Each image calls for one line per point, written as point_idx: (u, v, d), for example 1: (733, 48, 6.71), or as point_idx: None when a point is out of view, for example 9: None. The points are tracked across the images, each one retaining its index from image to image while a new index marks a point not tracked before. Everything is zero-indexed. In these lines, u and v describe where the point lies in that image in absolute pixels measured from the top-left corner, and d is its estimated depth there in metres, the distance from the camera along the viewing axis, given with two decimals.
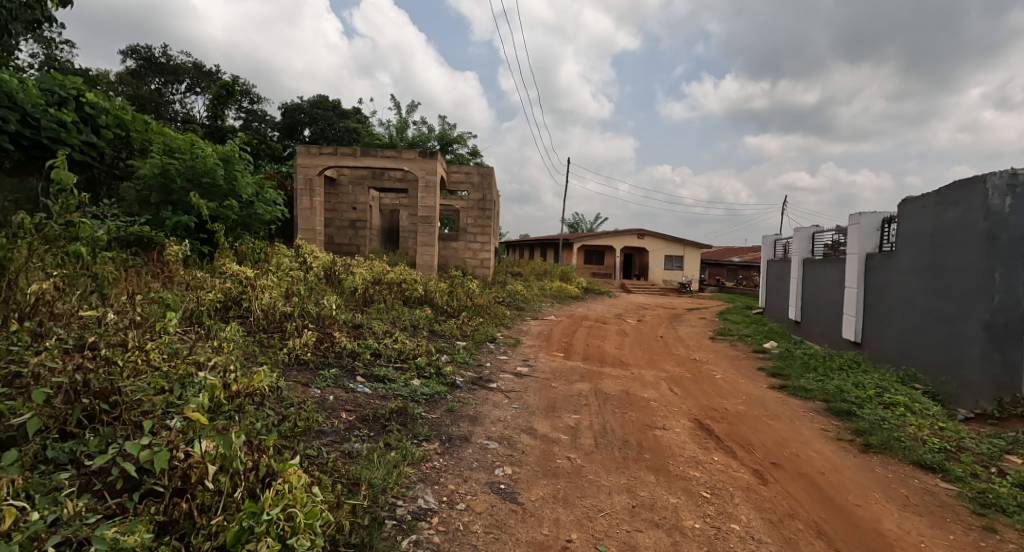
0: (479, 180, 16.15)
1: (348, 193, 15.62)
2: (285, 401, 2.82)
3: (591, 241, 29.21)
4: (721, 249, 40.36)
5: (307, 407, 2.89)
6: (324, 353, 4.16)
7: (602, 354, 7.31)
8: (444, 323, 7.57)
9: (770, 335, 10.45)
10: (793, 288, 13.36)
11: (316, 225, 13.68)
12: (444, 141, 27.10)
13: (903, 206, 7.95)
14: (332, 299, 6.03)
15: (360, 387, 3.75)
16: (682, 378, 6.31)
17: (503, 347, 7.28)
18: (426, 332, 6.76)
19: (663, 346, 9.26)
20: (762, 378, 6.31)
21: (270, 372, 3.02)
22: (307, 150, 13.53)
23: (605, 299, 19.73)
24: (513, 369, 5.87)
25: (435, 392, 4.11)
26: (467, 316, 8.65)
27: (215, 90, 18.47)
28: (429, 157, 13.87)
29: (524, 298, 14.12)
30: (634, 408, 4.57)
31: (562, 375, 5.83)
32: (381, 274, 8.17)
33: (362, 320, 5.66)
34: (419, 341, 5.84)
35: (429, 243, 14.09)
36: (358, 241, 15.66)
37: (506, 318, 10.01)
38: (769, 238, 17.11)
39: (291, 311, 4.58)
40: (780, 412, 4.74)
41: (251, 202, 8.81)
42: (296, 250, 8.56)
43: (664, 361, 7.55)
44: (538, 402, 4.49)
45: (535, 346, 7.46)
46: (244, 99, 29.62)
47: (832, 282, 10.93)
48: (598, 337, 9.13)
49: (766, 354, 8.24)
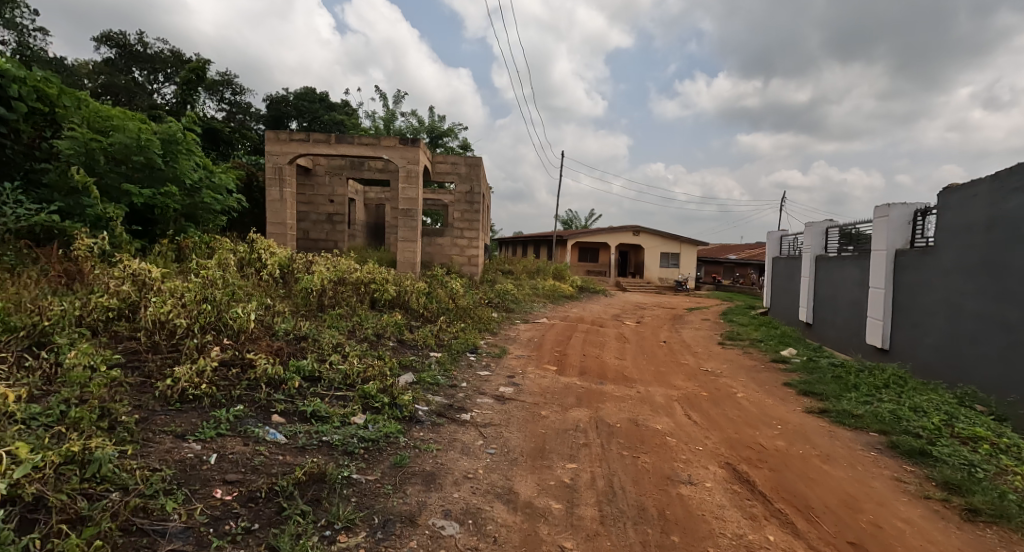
0: (467, 171, 15.00)
1: (324, 184, 14.48)
2: (93, 485, 1.79)
3: (586, 237, 28.20)
4: (717, 247, 39.50)
5: (141, 493, 1.84)
6: (232, 382, 3.05)
7: (601, 367, 6.27)
8: (417, 331, 6.50)
9: (785, 341, 9.43)
10: (805, 288, 12.39)
11: (287, 218, 12.54)
12: (432, 133, 26.00)
13: (944, 195, 6.98)
14: (272, 305, 4.94)
15: (269, 434, 2.66)
16: (698, 399, 5.26)
17: (485, 360, 6.21)
18: (393, 343, 5.68)
19: (670, 355, 8.22)
20: (793, 398, 5.28)
21: (90, 436, 1.98)
22: (276, 136, 12.35)
23: (601, 299, 18.69)
24: (495, 390, 4.80)
25: (379, 436, 3.02)
26: (446, 321, 7.58)
27: (185, 75, 17.26)
28: (411, 144, 12.75)
29: (514, 298, 13.08)
30: (646, 449, 3.51)
31: (554, 397, 4.78)
32: (346, 271, 7.07)
33: (306, 331, 4.57)
34: (379, 358, 4.76)
35: (411, 239, 12.99)
36: (336, 237, 14.54)
37: (493, 321, 8.96)
38: (774, 233, 16.16)
39: (196, 319, 3.43)
40: (833, 451, 3.70)
41: (198, 188, 7.68)
42: (249, 245, 7.47)
43: (673, 375, 6.50)
44: (522, 444, 3.41)
45: (523, 358, 6.41)
46: (226, 89, 28.34)
47: (851, 281, 9.92)
48: (596, 344, 8.10)
49: (788, 365, 7.23)
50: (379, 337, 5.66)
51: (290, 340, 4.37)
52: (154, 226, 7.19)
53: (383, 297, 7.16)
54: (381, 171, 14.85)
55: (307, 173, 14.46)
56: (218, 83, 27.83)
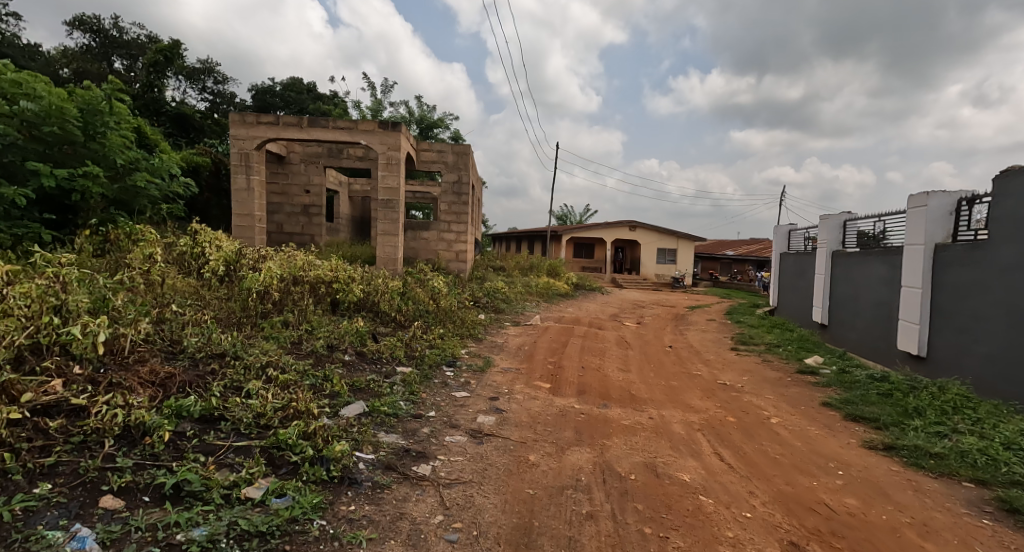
0: (454, 160, 13.91)
1: (299, 173, 13.36)
2: None
3: (580, 233, 27.21)
4: (714, 243, 38.71)
5: None
6: (47, 441, 2.04)
7: (602, 383, 5.27)
8: (383, 339, 5.47)
9: (805, 346, 8.46)
10: (818, 287, 11.46)
11: (255, 209, 11.41)
12: (422, 124, 24.87)
13: (1000, 181, 6.02)
14: (190, 316, 3.93)
15: (75, 540, 1.68)
16: (725, 427, 4.25)
17: (464, 375, 5.15)
18: (350, 357, 4.63)
19: (679, 364, 7.21)
20: (842, 426, 4.27)
21: None
22: (242, 119, 11.19)
23: (596, 297, 17.70)
24: (470, 422, 3.75)
25: (277, 524, 1.97)
26: (422, 328, 6.53)
27: (151, 56, 16.20)
28: (391, 129, 11.65)
29: (504, 297, 12.05)
30: (674, 522, 2.50)
31: (545, 428, 3.76)
32: (303, 269, 6.03)
33: (227, 348, 3.54)
34: (323, 384, 3.72)
35: (392, 232, 11.89)
36: (312, 230, 13.42)
37: (479, 325, 7.95)
38: (782, 228, 15.20)
39: (28, 338, 2.40)
40: (930, 518, 2.70)
41: (132, 170, 6.60)
42: (191, 237, 6.47)
43: (687, 392, 5.49)
44: (499, 521, 2.37)
45: (510, 372, 5.38)
46: (207, 79, 26.95)
47: (876, 279, 8.96)
48: (595, 352, 7.08)
49: (819, 378, 6.22)
50: (331, 351, 4.62)
51: (201, 361, 3.35)
52: (75, 214, 6.12)
53: (346, 300, 6.14)
54: (361, 159, 13.75)
55: (281, 161, 13.32)
56: (199, 72, 26.42)
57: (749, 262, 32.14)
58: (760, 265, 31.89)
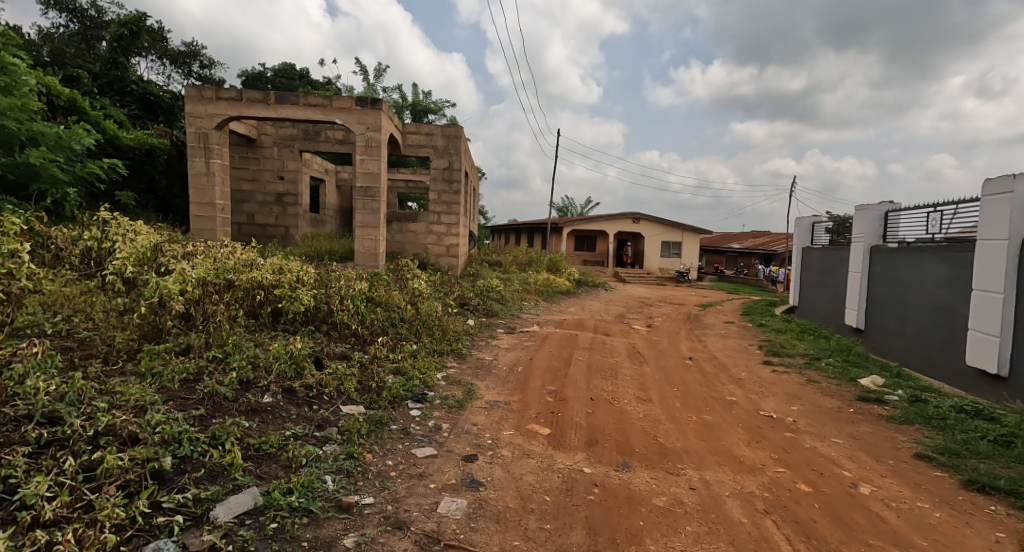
0: (444, 144, 12.51)
1: (272, 157, 12.01)
2: None
3: (582, 225, 25.84)
4: (718, 236, 37.41)
5: None
6: None
7: (619, 426, 3.97)
8: (329, 364, 4.17)
9: (852, 360, 7.16)
10: (853, 286, 10.13)
11: (217, 197, 10.05)
12: (416, 109, 23.43)
13: None
14: (21, 347, 2.71)
15: None
16: (803, 506, 2.94)
17: (435, 416, 3.85)
18: (273, 397, 3.32)
19: (707, 387, 5.91)
20: (970, 505, 2.96)
21: None
22: (199, 94, 9.79)
23: (599, 295, 16.40)
24: (426, 518, 2.45)
25: None
26: (389, 346, 5.22)
27: (114, 30, 14.97)
28: (370, 106, 10.26)
29: (498, 296, 10.73)
30: None
31: (544, 529, 2.47)
32: (233, 270, 4.72)
33: (42, 407, 2.29)
34: (205, 455, 2.43)
35: (372, 224, 10.55)
36: (287, 222, 12.10)
37: (463, 335, 6.64)
38: (805, 220, 13.86)
39: None
40: None
41: (25, 146, 5.26)
42: (99, 228, 5.10)
43: (730, 436, 4.18)
44: None
45: (497, 409, 4.10)
46: (194, 62, 25.18)
47: (934, 280, 7.62)
48: (605, 371, 5.76)
49: (889, 409, 4.93)
50: (249, 389, 3.32)
51: None
52: None
53: (289, 310, 4.81)
54: (340, 143, 12.40)
55: (250, 144, 11.95)
56: (185, 55, 24.65)
57: (753, 255, 30.84)
58: (765, 258, 30.61)
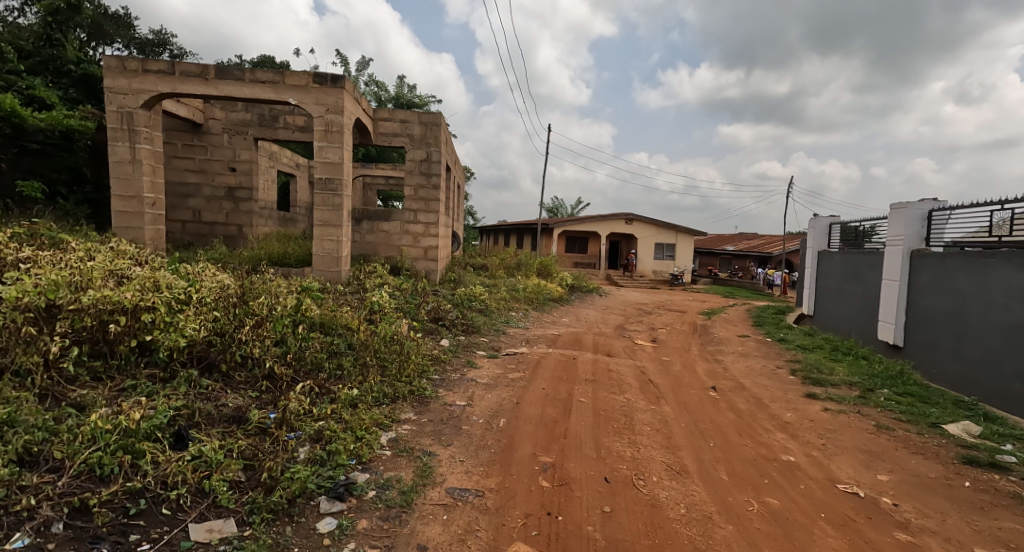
0: (421, 133, 10.94)
1: (222, 146, 10.42)
2: None
3: (573, 225, 24.46)
4: (712, 238, 36.27)
5: None
6: None
7: (652, 539, 2.51)
8: (199, 438, 2.64)
9: (918, 394, 5.76)
10: (889, 295, 8.78)
11: (145, 189, 8.43)
12: (398, 103, 21.89)
13: None
14: None
15: None
16: None
17: (361, 534, 2.35)
18: (32, 537, 1.93)
19: (751, 438, 4.46)
20: None
21: None
22: (122, 66, 8.20)
23: (595, 301, 14.98)
24: None
25: None
26: (316, 394, 3.68)
27: None
28: (330, 84, 8.71)
29: (480, 307, 9.24)
30: None
31: None
32: (76, 287, 3.18)
33: None
34: None
35: (333, 222, 9.00)
36: (239, 220, 10.54)
37: (431, 365, 5.13)
38: (822, 220, 12.53)
39: None
40: None
41: None
42: None
43: (818, 545, 2.74)
44: None
45: (464, 509, 2.62)
46: (165, 51, 23.36)
47: (1009, 293, 6.26)
48: (618, 420, 4.27)
49: (1020, 484, 3.52)
50: None
51: None
52: None
53: (161, 345, 3.23)
54: (301, 130, 10.76)
55: (196, 129, 10.35)
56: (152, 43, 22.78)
57: (749, 257, 29.65)
58: (760, 260, 29.26)
